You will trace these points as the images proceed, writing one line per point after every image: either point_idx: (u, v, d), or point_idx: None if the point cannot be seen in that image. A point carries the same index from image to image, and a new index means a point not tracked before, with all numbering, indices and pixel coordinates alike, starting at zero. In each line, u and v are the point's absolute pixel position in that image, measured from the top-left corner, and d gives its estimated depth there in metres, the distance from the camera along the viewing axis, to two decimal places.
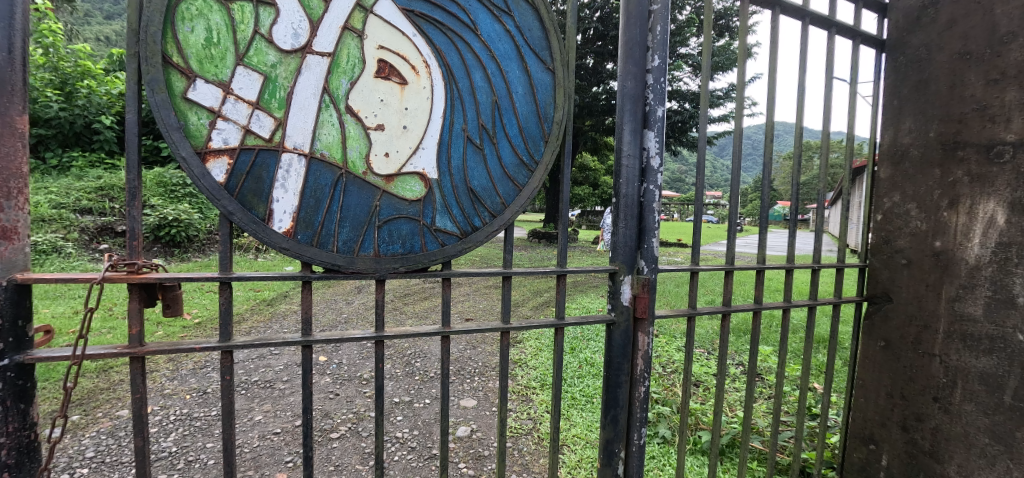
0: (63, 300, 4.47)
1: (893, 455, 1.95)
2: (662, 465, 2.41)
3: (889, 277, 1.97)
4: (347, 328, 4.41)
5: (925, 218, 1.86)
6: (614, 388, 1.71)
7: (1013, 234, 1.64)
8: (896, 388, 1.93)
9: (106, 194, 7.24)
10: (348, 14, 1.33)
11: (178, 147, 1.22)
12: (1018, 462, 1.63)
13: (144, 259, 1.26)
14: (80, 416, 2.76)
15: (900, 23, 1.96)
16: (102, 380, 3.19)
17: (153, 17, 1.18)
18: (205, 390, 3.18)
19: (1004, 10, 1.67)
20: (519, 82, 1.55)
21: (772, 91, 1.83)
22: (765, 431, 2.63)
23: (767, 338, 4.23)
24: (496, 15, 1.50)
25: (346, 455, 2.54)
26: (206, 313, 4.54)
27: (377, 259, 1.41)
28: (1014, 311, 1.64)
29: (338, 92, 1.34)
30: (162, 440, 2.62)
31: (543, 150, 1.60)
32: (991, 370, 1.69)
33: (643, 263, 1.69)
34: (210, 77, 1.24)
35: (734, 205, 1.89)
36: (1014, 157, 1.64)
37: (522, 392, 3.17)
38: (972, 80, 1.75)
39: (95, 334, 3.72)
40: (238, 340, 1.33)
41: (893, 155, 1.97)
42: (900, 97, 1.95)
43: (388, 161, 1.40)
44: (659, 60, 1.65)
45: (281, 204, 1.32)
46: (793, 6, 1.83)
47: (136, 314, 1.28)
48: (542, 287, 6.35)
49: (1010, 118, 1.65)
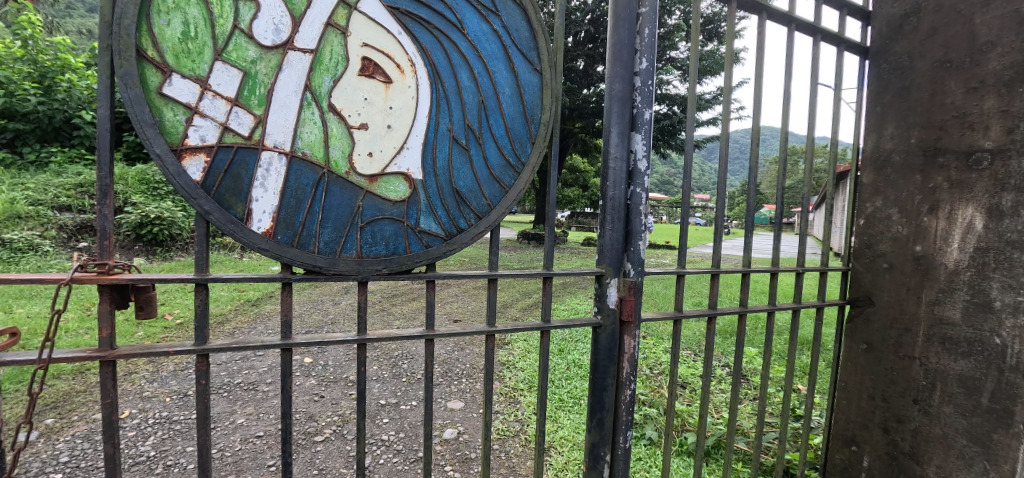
0: (39, 300, 4.36)
1: (874, 456, 1.97)
2: (648, 466, 2.41)
3: (871, 281, 1.99)
4: (333, 329, 4.36)
5: (906, 223, 1.89)
6: (600, 391, 1.70)
7: (990, 239, 1.67)
8: (878, 390, 1.96)
9: (86, 191, 7.09)
10: (331, 10, 1.30)
11: (152, 143, 1.19)
12: (995, 464, 1.65)
13: (116, 259, 1.23)
14: (54, 420, 2.69)
15: (883, 31, 1.99)
16: (78, 382, 3.11)
17: (127, 9, 1.15)
18: (185, 392, 3.12)
19: (983, 20, 1.70)
20: (506, 82, 1.54)
21: (757, 96, 1.84)
22: (750, 433, 2.65)
23: (753, 339, 4.29)
24: (484, 14, 1.49)
25: (330, 459, 2.50)
26: (188, 313, 4.46)
27: (359, 261, 1.39)
28: (991, 316, 1.67)
29: (321, 90, 1.31)
30: (139, 444, 2.56)
31: (530, 151, 1.59)
32: (969, 373, 1.71)
33: (630, 265, 1.68)
34: (187, 72, 1.21)
35: (720, 208, 1.89)
36: (991, 164, 1.67)
37: (510, 394, 3.16)
38: (952, 88, 1.78)
39: (71, 335, 3.63)
40: (214, 344, 1.30)
41: (876, 160, 2.00)
42: (883, 104, 1.98)
43: (372, 160, 1.38)
44: (647, 63, 1.65)
45: (260, 203, 1.29)
46: (780, 12, 1.84)
47: (107, 316, 1.24)
48: (531, 288, 6.36)
49: (988, 125, 1.68)
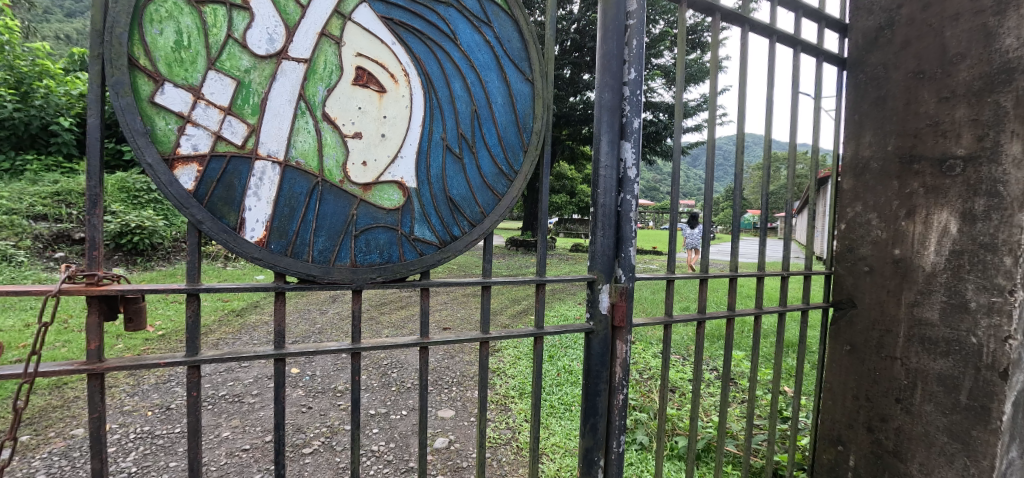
0: (13, 313, 4.24)
1: (860, 455, 2.02)
2: (640, 471, 2.43)
3: (853, 283, 2.06)
4: (321, 338, 4.33)
5: (885, 227, 1.96)
6: (593, 396, 1.72)
7: (965, 242, 1.73)
8: (862, 390, 2.02)
9: (63, 200, 6.95)
10: (325, 20, 1.31)
11: (144, 153, 1.18)
12: (975, 459, 1.70)
13: (105, 270, 1.21)
14: (30, 436, 2.61)
15: (859, 43, 2.07)
16: (55, 397, 3.03)
17: (119, 18, 1.14)
18: (168, 406, 3.05)
19: (953, 32, 1.77)
20: (498, 92, 1.56)
21: (741, 103, 1.89)
22: (739, 435, 2.70)
23: (740, 343, 4.37)
24: (476, 25, 1.51)
25: (319, 470, 2.47)
26: (169, 324, 4.37)
27: (354, 269, 1.39)
28: (966, 316, 1.73)
29: (315, 99, 1.32)
30: (121, 461, 2.49)
31: (521, 160, 1.62)
32: (948, 371, 1.76)
33: (621, 271, 1.71)
34: (179, 81, 1.20)
35: (707, 214, 1.92)
36: (964, 171, 1.74)
37: (501, 401, 3.16)
38: (925, 98, 1.85)
39: (47, 349, 3.52)
40: (206, 354, 1.28)
41: (855, 167, 2.07)
42: (860, 113, 2.05)
43: (365, 169, 1.39)
44: (635, 73, 1.69)
45: (254, 212, 1.28)
46: (761, 24, 1.90)
47: (95, 328, 1.21)
48: (520, 296, 6.36)
49: (959, 133, 1.75)
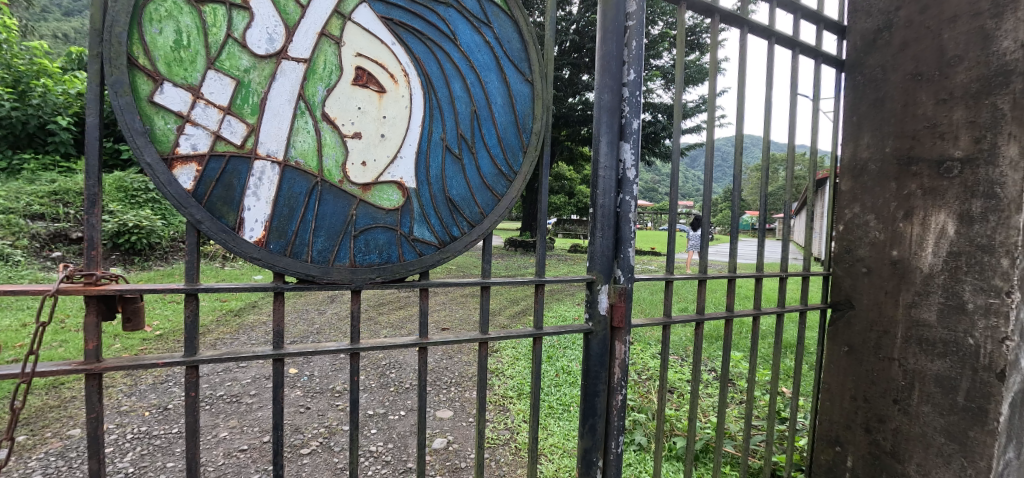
0: (10, 312, 4.22)
1: (857, 456, 2.03)
2: (638, 471, 2.43)
3: (851, 284, 2.06)
4: (320, 338, 4.32)
5: (882, 229, 1.96)
6: (592, 396, 1.72)
7: (962, 243, 1.74)
8: (859, 391, 2.02)
9: (60, 199, 6.93)
10: (325, 20, 1.31)
11: (142, 152, 1.17)
12: (971, 460, 1.71)
13: (103, 269, 1.21)
14: (26, 437, 2.60)
15: (858, 45, 2.08)
16: (52, 397, 3.02)
17: (118, 17, 1.14)
18: (165, 406, 3.05)
19: (951, 35, 1.78)
20: (497, 92, 1.56)
21: (740, 104, 1.89)
22: (737, 436, 2.70)
23: (738, 344, 4.38)
24: (476, 26, 1.51)
25: (317, 471, 2.47)
26: (167, 324, 4.36)
27: (353, 270, 1.39)
28: (964, 317, 1.74)
29: (315, 99, 1.31)
30: (118, 461, 2.48)
31: (521, 161, 1.62)
32: (945, 372, 1.77)
33: (620, 272, 1.71)
34: (179, 81, 1.20)
35: (705, 214, 1.92)
36: (961, 172, 1.74)
37: (500, 402, 3.16)
38: (923, 100, 1.86)
39: (44, 349, 3.51)
40: (204, 354, 1.27)
41: (853, 168, 2.07)
42: (859, 114, 2.06)
43: (365, 169, 1.39)
44: (635, 74, 1.69)
45: (253, 212, 1.28)
46: (760, 26, 1.90)
47: (94, 328, 1.21)
48: (518, 297, 6.36)
49: (957, 135, 1.76)
